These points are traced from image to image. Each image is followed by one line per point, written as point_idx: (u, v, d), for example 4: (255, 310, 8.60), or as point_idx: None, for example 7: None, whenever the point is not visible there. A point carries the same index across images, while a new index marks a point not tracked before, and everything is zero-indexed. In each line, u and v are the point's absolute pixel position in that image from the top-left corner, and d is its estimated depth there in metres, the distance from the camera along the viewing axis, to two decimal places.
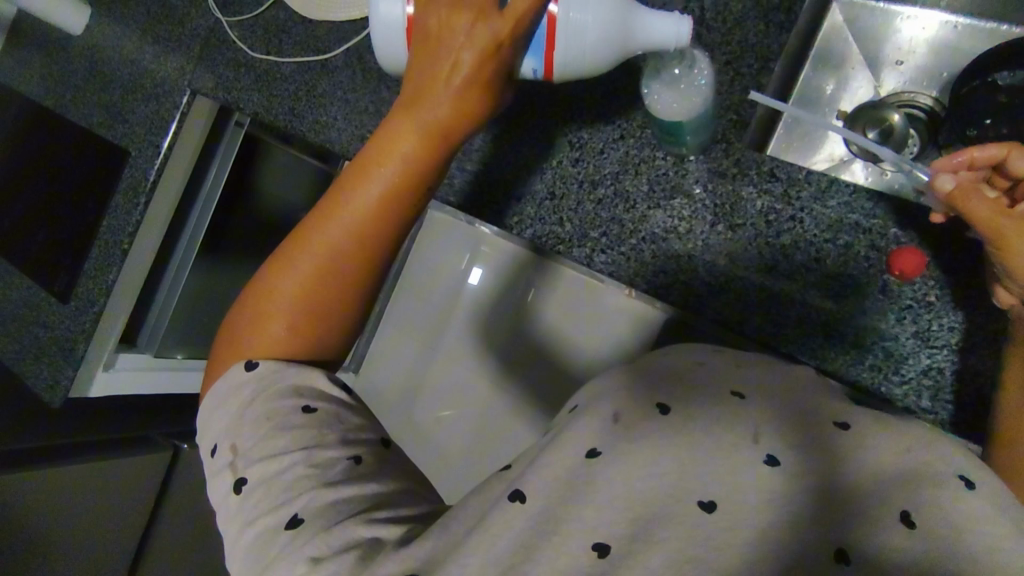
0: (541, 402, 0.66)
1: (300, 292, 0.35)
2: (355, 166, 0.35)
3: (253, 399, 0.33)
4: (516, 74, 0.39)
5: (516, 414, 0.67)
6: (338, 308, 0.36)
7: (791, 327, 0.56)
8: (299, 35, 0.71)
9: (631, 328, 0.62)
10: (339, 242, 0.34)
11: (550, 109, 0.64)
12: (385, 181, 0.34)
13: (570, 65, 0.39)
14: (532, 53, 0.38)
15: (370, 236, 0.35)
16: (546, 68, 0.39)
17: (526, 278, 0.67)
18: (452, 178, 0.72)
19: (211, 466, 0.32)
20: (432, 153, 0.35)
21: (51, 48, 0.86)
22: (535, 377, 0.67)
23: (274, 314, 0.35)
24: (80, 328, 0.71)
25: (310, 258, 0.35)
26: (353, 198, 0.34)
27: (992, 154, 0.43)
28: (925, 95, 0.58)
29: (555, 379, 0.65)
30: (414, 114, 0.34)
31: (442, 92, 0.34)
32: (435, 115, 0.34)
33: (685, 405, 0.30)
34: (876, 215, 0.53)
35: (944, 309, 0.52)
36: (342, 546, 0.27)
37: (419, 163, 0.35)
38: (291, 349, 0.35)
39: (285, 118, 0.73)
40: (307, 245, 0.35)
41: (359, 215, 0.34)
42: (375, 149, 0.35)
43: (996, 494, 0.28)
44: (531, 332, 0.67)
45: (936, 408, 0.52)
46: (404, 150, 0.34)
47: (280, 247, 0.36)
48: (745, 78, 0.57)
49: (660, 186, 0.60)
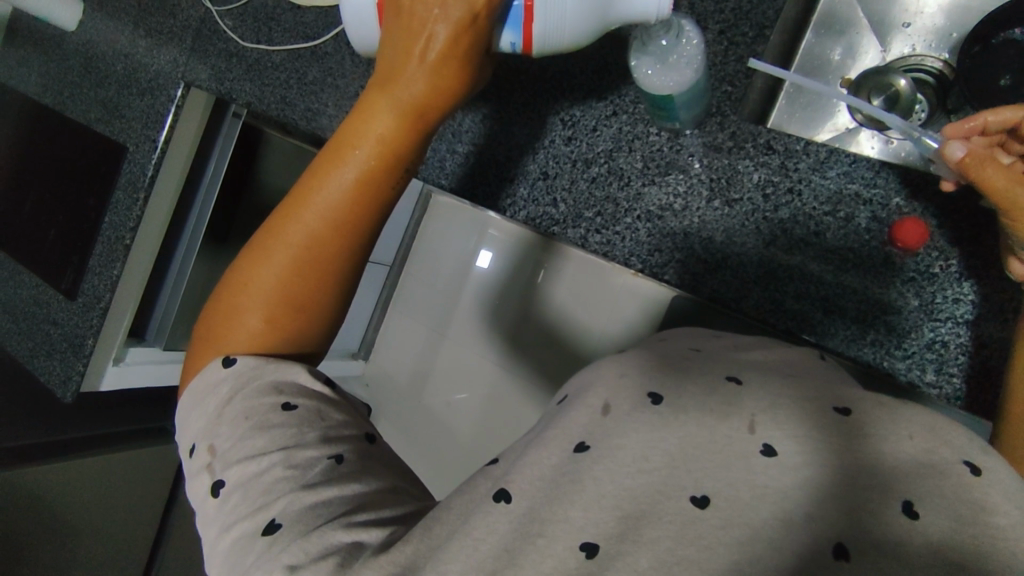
0: (543, 386, 0.66)
1: (276, 283, 0.34)
2: (327, 151, 0.34)
3: (230, 397, 0.32)
4: (494, 48, 0.38)
5: (521, 399, 0.67)
6: (316, 297, 0.35)
7: (790, 303, 0.54)
8: (288, 22, 0.77)
9: (629, 308, 0.61)
10: (313, 229, 0.34)
11: (540, 87, 0.63)
12: (359, 164, 0.34)
13: (550, 40, 0.38)
14: (510, 27, 0.37)
15: (345, 221, 0.34)
16: (524, 42, 0.38)
17: (533, 261, 0.67)
18: (443, 162, 0.71)
19: (190, 466, 0.32)
20: (406, 134, 0.34)
21: (47, 45, 0.86)
22: (538, 361, 0.66)
23: (247, 308, 0.34)
24: (87, 325, 0.70)
25: (285, 247, 0.34)
26: (326, 183, 0.34)
27: (1007, 118, 0.41)
28: (933, 57, 0.55)
29: (557, 362, 0.65)
30: (387, 94, 0.34)
31: (416, 70, 0.33)
32: (410, 94, 0.34)
33: (677, 394, 0.29)
34: (877, 184, 0.50)
35: (949, 281, 0.50)
36: (320, 553, 0.27)
37: (393, 143, 0.34)
38: (266, 342, 0.34)
39: (278, 106, 0.79)
40: (280, 235, 0.34)
41: (332, 199, 0.34)
42: (348, 132, 0.34)
43: (1004, 483, 0.27)
44: (534, 314, 0.67)
45: (941, 382, 0.50)
46: (377, 131, 0.34)
47: (254, 238, 0.35)
48: (740, 47, 0.54)
49: (655, 162, 0.59)
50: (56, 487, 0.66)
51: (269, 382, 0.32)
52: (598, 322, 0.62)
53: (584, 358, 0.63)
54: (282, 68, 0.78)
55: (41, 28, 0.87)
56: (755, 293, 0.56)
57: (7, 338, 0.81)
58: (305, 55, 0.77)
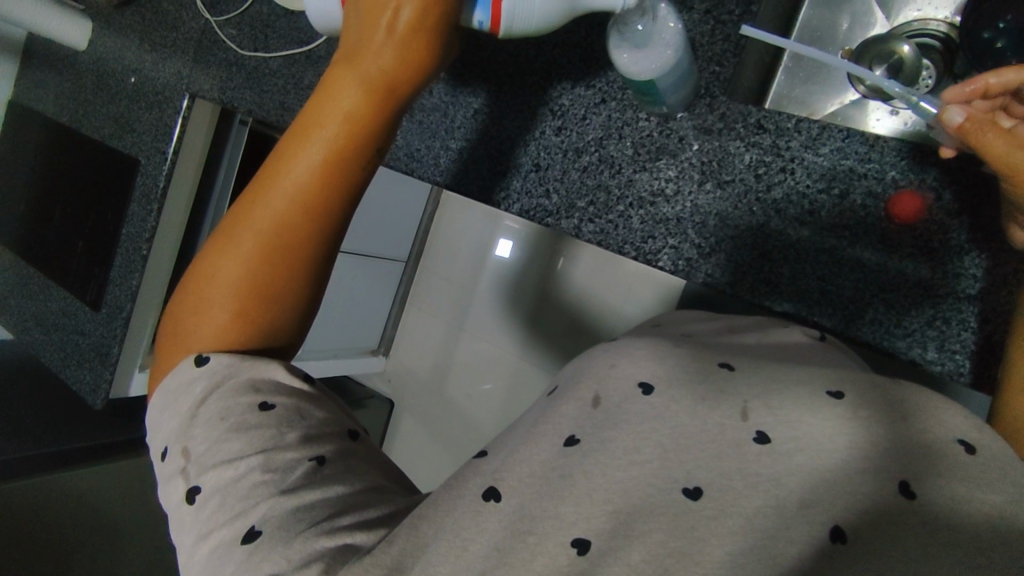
0: (563, 343, 0.96)
1: (244, 274, 0.35)
2: (294, 134, 0.35)
3: (205, 398, 0.33)
4: (461, 25, 0.39)
5: (548, 349, 0.97)
6: (284, 290, 0.35)
7: (786, 285, 0.48)
8: (283, 28, 0.68)
9: (639, 278, 0.88)
10: (281, 215, 0.34)
11: (529, 77, 0.58)
12: (328, 144, 0.34)
13: (518, 21, 0.39)
14: (479, 6, 0.38)
15: (313, 207, 0.34)
16: (493, 20, 0.39)
17: (558, 250, 0.96)
18: (436, 158, 0.64)
19: (165, 469, 0.33)
20: (375, 111, 0.35)
21: (62, 65, 0.89)
22: (558, 321, 0.97)
23: (215, 300, 0.35)
24: (112, 334, 0.75)
25: (252, 236, 0.34)
26: (293, 167, 0.34)
27: (1009, 81, 0.38)
28: (936, 20, 0.53)
29: (580, 325, 0.95)
30: (353, 70, 0.34)
31: (384, 42, 0.34)
32: (375, 66, 0.34)
33: (667, 384, 0.29)
34: (872, 157, 0.45)
35: (952, 255, 0.44)
36: (302, 560, 0.28)
37: (360, 119, 0.34)
38: (236, 336, 0.35)
39: (277, 113, 0.68)
40: (247, 225, 0.35)
41: (299, 185, 0.34)
42: (315, 114, 0.35)
43: (1003, 466, 0.26)
44: (560, 289, 0.97)
45: (943, 360, 0.44)
46: (342, 108, 0.34)
47: (220, 229, 0.36)
48: (727, 25, 0.50)
49: (645, 148, 0.53)
50: (81, 487, 0.75)
51: (245, 380, 0.33)
52: (609, 293, 0.91)
53: (597, 316, 0.93)
54: (279, 75, 0.68)
55: (53, 47, 0.90)
56: (749, 276, 0.49)
57: (40, 349, 0.85)
58: (300, 60, 0.66)
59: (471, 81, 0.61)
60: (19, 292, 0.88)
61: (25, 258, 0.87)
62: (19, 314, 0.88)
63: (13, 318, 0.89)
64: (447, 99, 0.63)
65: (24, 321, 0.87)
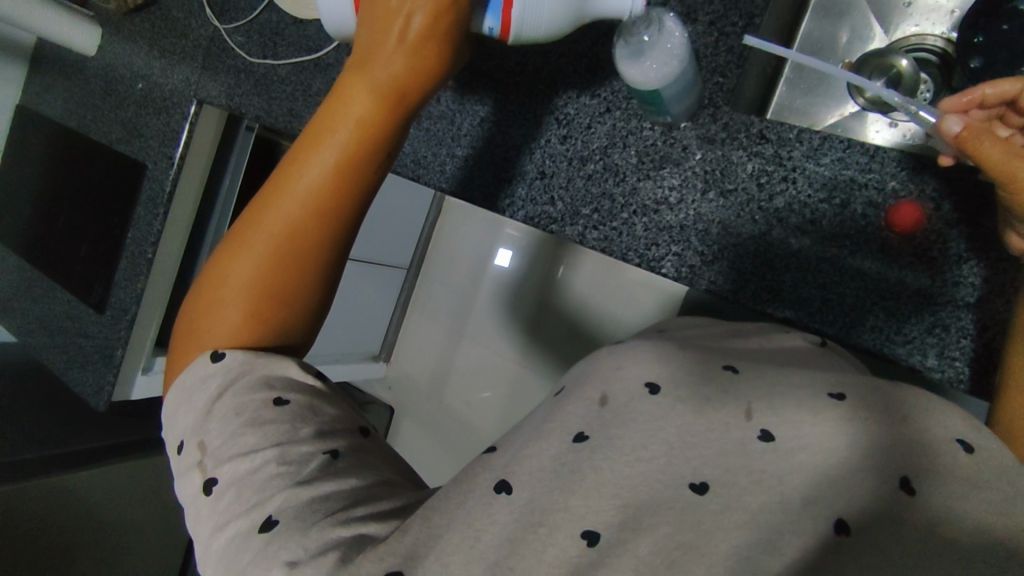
0: (563, 350, 0.96)
1: (256, 275, 0.35)
2: (306, 138, 0.36)
3: (220, 393, 0.34)
4: (472, 31, 0.39)
5: (548, 355, 0.97)
6: (295, 290, 0.36)
7: (788, 293, 0.49)
8: (292, 35, 0.69)
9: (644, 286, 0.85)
10: (294, 218, 0.35)
11: (535, 87, 0.59)
12: (339, 148, 0.35)
13: (528, 25, 0.39)
14: (491, 12, 0.38)
15: (325, 209, 0.35)
16: (503, 26, 0.39)
17: (558, 256, 0.95)
18: (442, 165, 0.65)
19: (180, 463, 0.33)
20: (386, 116, 0.35)
21: (70, 71, 0.90)
22: (558, 329, 0.97)
23: (228, 300, 0.35)
24: (117, 335, 0.75)
25: (265, 238, 0.35)
26: (305, 169, 0.35)
27: (1006, 91, 0.39)
28: (933, 36, 0.55)
29: (579, 335, 0.95)
30: (364, 75, 0.35)
31: (394, 49, 0.35)
32: (386, 72, 0.35)
33: (673, 384, 0.29)
34: (872, 167, 0.46)
35: (951, 263, 0.44)
36: (319, 549, 0.28)
37: (371, 124, 0.35)
38: (248, 335, 0.36)
39: (286, 120, 0.70)
40: (261, 227, 0.35)
41: (312, 188, 0.35)
42: (328, 119, 0.35)
43: (1001, 465, 0.27)
44: (562, 296, 0.95)
45: (943, 366, 0.45)
46: (355, 114, 0.35)
47: (233, 230, 0.37)
48: (730, 37, 0.51)
49: (649, 156, 0.54)
50: (82, 488, 0.75)
51: (260, 376, 0.34)
52: (610, 302, 0.89)
53: (597, 323, 0.92)
54: (287, 82, 0.70)
55: (62, 54, 0.91)
56: (751, 284, 0.50)
57: (43, 351, 0.86)
58: (309, 67, 0.67)
59: (477, 89, 0.62)
60: (23, 294, 0.89)
61: (30, 261, 0.87)
62: (23, 317, 0.88)
63: (16, 321, 0.89)
64: (454, 106, 0.64)
65: (29, 324, 0.87)
